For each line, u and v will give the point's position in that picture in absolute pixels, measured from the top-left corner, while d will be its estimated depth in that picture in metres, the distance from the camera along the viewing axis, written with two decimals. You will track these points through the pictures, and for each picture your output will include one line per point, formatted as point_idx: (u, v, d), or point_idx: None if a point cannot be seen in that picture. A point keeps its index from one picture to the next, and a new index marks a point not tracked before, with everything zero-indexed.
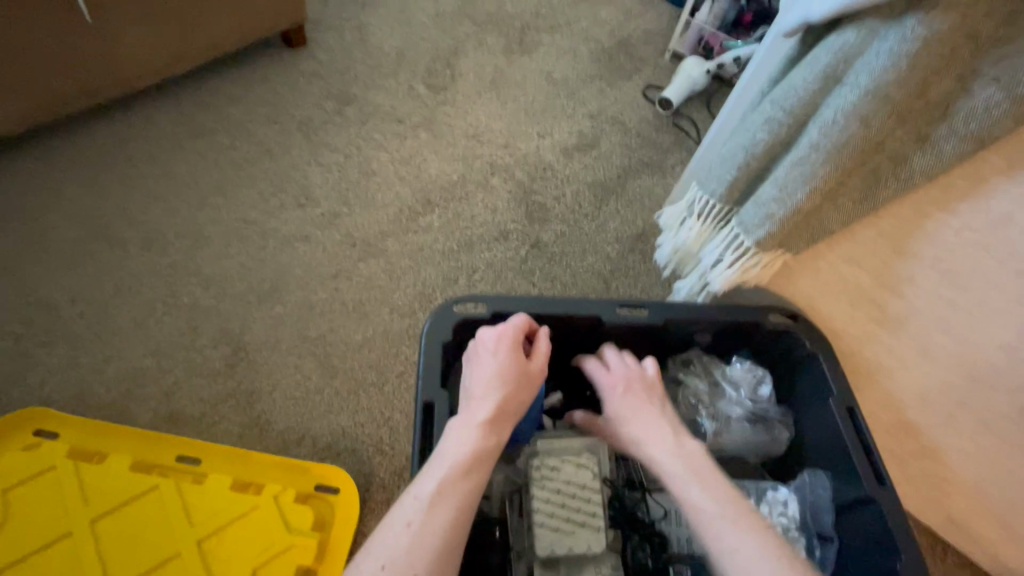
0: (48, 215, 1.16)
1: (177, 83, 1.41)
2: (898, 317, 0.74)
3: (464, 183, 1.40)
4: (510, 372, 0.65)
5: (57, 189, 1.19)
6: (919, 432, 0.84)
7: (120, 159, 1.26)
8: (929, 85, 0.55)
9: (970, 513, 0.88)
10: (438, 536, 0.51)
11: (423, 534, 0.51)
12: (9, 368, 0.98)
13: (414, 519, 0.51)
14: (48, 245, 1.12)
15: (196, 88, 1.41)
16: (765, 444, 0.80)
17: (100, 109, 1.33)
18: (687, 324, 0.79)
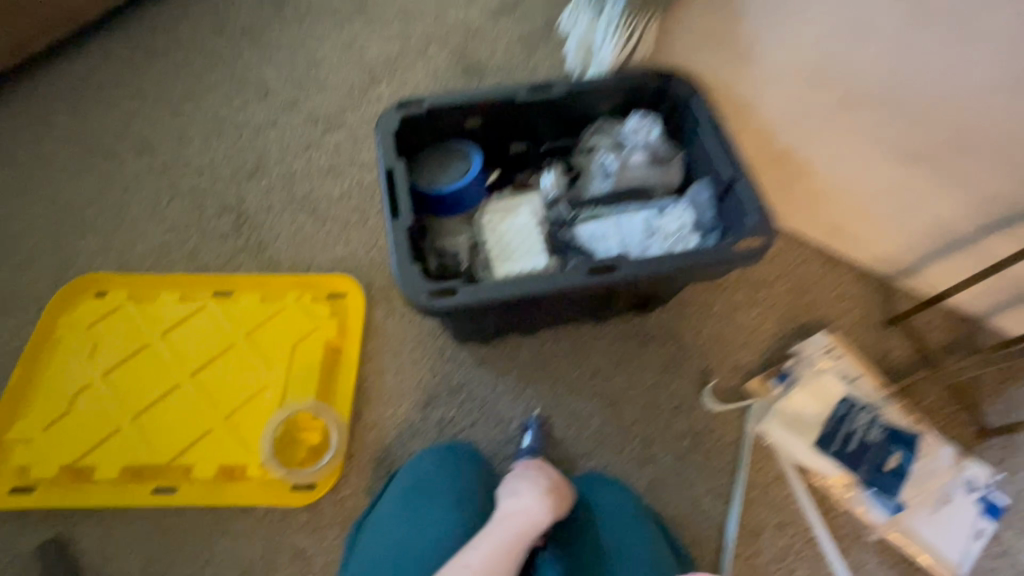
0: (48, 142, 1.32)
1: (124, 13, 1.52)
2: (745, 48, 0.93)
3: (404, 56, 1.54)
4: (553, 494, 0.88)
5: (48, 120, 1.35)
6: (789, 151, 1.05)
7: (92, 87, 1.40)
8: None
9: (841, 215, 1.11)
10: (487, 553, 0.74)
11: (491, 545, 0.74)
12: (60, 260, 1.20)
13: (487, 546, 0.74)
14: (56, 166, 1.30)
15: (143, 15, 1.52)
16: (663, 178, 1.01)
17: (63, 47, 1.45)
18: (588, 96, 1.00)
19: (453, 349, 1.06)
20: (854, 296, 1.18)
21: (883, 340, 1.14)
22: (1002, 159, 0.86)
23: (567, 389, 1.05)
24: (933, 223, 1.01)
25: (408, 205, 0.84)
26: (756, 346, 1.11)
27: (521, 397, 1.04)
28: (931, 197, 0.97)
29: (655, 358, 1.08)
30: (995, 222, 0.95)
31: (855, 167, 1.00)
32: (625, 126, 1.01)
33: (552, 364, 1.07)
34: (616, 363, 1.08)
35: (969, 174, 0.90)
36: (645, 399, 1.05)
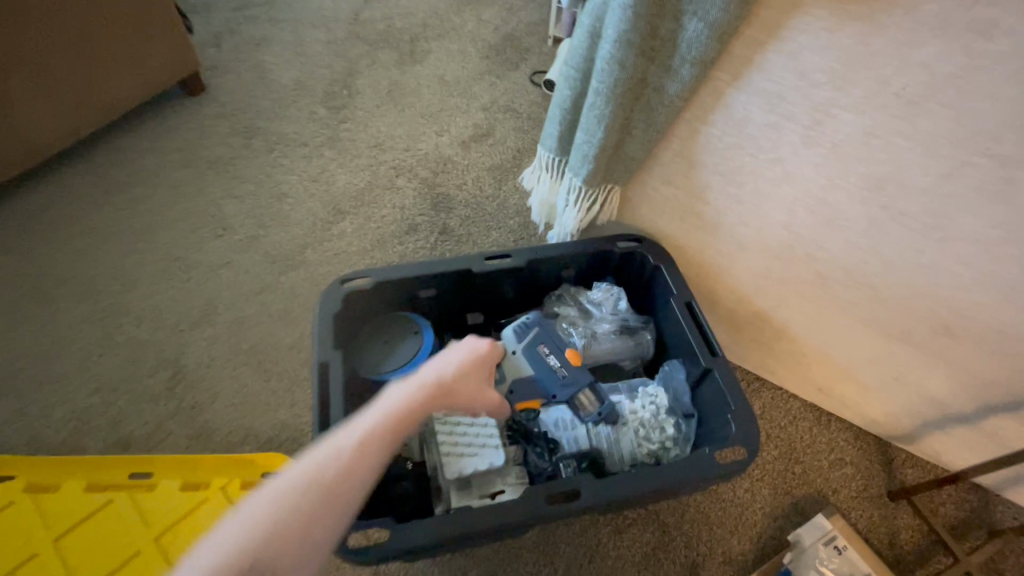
0: None
1: (88, 146, 1.49)
2: (714, 222, 0.88)
3: (372, 188, 1.51)
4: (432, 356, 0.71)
5: None
6: (767, 316, 0.98)
7: (42, 224, 1.34)
8: (658, 25, 0.68)
9: (828, 377, 1.03)
10: (311, 493, 0.48)
11: (297, 483, 0.48)
12: None
13: (289, 482, 0.48)
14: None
15: (107, 148, 1.50)
16: (634, 350, 0.93)
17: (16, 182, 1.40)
18: (551, 263, 0.93)
19: None
20: (851, 462, 1.07)
21: (888, 518, 1.02)
22: (999, 349, 0.78)
23: None
24: (930, 396, 0.93)
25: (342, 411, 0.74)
26: (748, 529, 0.98)
27: None
28: (923, 374, 0.89)
29: (635, 549, 0.95)
30: (997, 403, 0.86)
31: (838, 337, 0.93)
32: (590, 295, 0.93)
33: (516, 560, 0.92)
34: (591, 557, 0.94)
35: (960, 360, 0.83)
36: None
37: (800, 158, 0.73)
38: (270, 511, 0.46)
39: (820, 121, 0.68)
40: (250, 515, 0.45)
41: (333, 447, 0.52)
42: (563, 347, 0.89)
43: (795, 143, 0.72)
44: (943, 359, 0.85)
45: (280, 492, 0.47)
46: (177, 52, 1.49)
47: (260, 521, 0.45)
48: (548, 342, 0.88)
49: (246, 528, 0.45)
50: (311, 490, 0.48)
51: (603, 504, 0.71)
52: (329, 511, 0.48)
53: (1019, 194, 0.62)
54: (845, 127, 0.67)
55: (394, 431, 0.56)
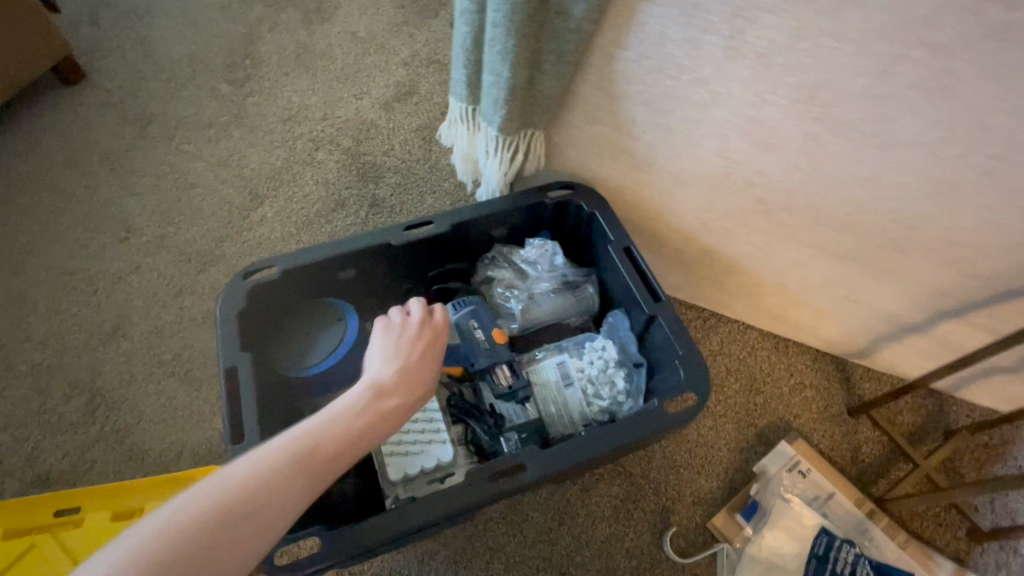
0: None
1: None
2: (646, 158, 0.81)
3: (290, 166, 1.38)
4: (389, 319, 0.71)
5: None
6: (713, 251, 0.93)
7: None
8: None
9: (781, 305, 1.00)
10: (284, 470, 0.51)
11: (256, 467, 0.50)
12: None
13: (247, 469, 0.50)
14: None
15: None
16: (579, 307, 0.89)
17: None
18: (477, 224, 0.86)
19: None
20: (812, 385, 1.06)
21: (850, 434, 1.03)
22: (944, 256, 0.75)
23: (504, 566, 0.87)
24: (880, 311, 0.91)
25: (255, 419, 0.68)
26: (715, 467, 0.97)
27: None
28: (872, 290, 0.87)
29: (604, 505, 0.93)
30: (945, 310, 0.85)
31: (786, 263, 0.89)
32: (524, 254, 0.88)
33: (482, 536, 0.89)
34: (559, 520, 0.91)
35: (906, 273, 0.81)
36: (597, 561, 0.89)
37: (725, 74, 0.66)
38: (228, 493, 0.48)
39: (741, 29, 0.61)
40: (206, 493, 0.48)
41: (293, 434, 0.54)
42: (493, 325, 0.84)
43: (718, 59, 0.65)
44: (891, 273, 0.82)
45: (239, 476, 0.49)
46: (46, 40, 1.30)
47: (239, 488, 0.49)
48: (480, 319, 0.83)
49: (204, 506, 0.47)
50: (268, 475, 0.50)
51: (549, 475, 0.66)
52: (302, 489, 0.52)
53: (955, 86, 0.57)
54: (768, 33, 0.60)
55: (352, 425, 0.58)
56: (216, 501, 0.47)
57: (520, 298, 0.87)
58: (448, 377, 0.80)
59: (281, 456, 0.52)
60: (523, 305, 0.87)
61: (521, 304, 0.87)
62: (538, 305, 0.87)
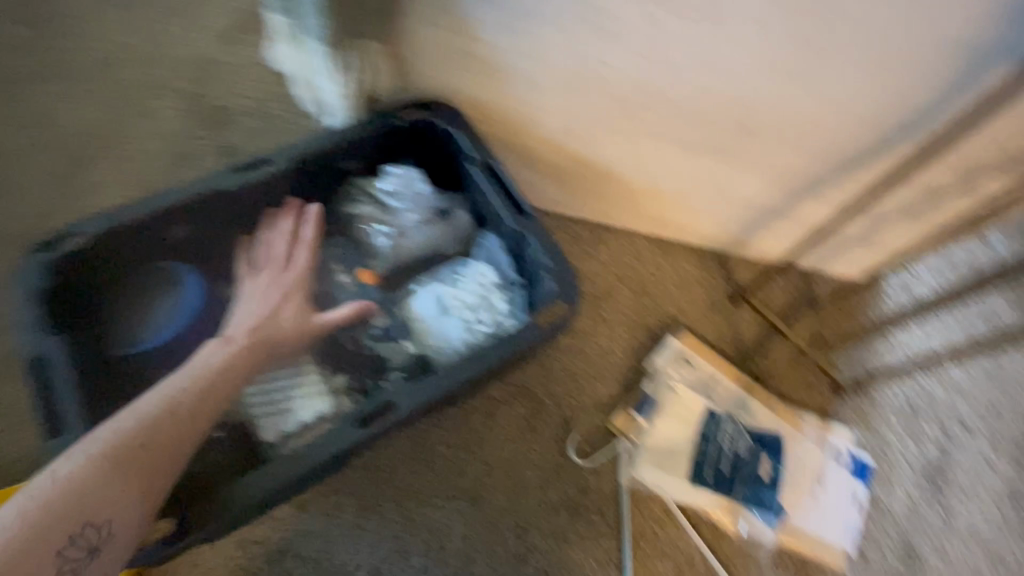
0: None
1: None
2: (495, 63, 0.75)
3: (118, 120, 1.15)
4: (260, 274, 0.74)
5: None
6: (585, 159, 0.91)
7: None
8: None
9: (660, 207, 1.01)
10: (135, 439, 0.54)
11: (111, 438, 0.54)
12: None
13: (103, 440, 0.53)
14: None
15: None
16: (451, 233, 0.83)
17: None
18: (325, 157, 0.77)
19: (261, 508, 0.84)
20: (699, 279, 1.09)
21: (730, 323, 1.07)
22: (792, 135, 0.77)
23: (417, 503, 0.88)
24: (746, 201, 0.94)
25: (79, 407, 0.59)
26: (612, 372, 1.00)
27: (362, 539, 0.85)
28: (736, 179, 0.89)
29: (509, 426, 0.94)
30: (802, 190, 0.88)
31: (655, 162, 0.88)
32: (384, 186, 0.80)
33: (392, 477, 0.88)
34: (467, 448, 0.91)
35: (764, 159, 0.82)
36: (507, 479, 0.91)
37: None
38: (87, 464, 0.52)
39: None
40: (65, 467, 0.51)
41: (150, 402, 0.57)
42: (360, 266, 0.82)
43: None
44: (750, 161, 0.84)
45: (93, 450, 0.53)
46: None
47: (75, 475, 0.51)
48: (343, 262, 0.81)
49: (64, 477, 0.51)
50: (123, 445, 0.54)
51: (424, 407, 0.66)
52: (142, 473, 0.54)
53: None
54: None
55: (212, 382, 0.62)
56: (53, 489, 0.50)
57: (386, 234, 0.81)
58: None
59: (137, 427, 0.55)
60: (392, 241, 0.82)
61: (389, 240, 0.81)
62: (408, 239, 0.82)
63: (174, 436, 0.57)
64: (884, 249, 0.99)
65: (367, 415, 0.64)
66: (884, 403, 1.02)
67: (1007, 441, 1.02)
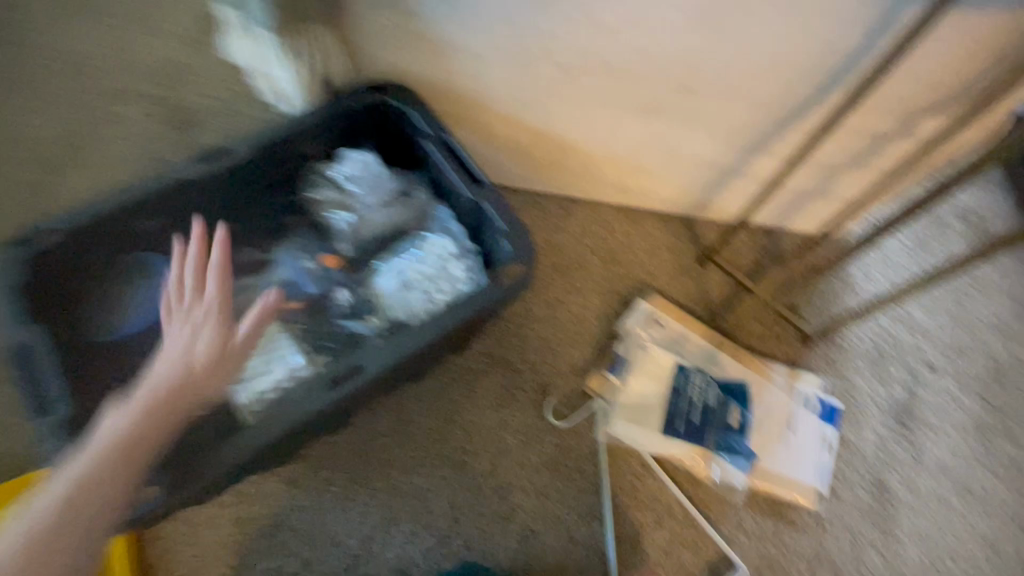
0: None
1: None
2: (439, 38, 0.77)
3: (87, 127, 1.17)
4: (166, 322, 0.66)
5: None
6: (541, 130, 0.93)
7: None
8: None
9: (620, 174, 1.03)
10: (129, 427, 0.55)
11: (105, 438, 0.54)
12: None
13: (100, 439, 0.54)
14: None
15: None
16: (413, 212, 0.86)
17: None
18: (286, 143, 0.80)
19: (252, 485, 0.88)
20: (667, 245, 1.12)
21: (700, 282, 1.10)
22: (733, 90, 0.79)
23: (401, 472, 0.91)
24: (702, 160, 0.96)
25: (59, 383, 0.63)
26: (585, 337, 1.03)
27: (351, 507, 0.89)
28: (688, 139, 0.91)
29: (488, 395, 0.97)
30: (753, 145, 0.91)
31: (608, 128, 0.91)
32: (343, 168, 0.83)
33: (376, 450, 0.92)
34: (448, 418, 0.95)
35: (710, 117, 0.85)
36: (486, 443, 0.94)
37: None
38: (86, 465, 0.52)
39: None
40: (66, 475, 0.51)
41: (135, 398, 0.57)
42: (324, 251, 0.85)
43: None
44: (697, 120, 0.86)
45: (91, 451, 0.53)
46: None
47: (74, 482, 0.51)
48: (310, 250, 0.85)
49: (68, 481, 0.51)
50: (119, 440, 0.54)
51: (391, 365, 0.70)
52: (132, 461, 0.54)
53: None
54: None
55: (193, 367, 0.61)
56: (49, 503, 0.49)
57: (348, 215, 0.85)
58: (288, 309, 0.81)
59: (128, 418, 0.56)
60: (354, 222, 0.85)
61: (352, 220, 0.85)
62: (369, 219, 0.85)
63: (164, 418, 0.57)
64: (841, 199, 1.01)
65: (338, 374, 0.69)
66: (849, 348, 1.06)
67: (972, 378, 1.06)
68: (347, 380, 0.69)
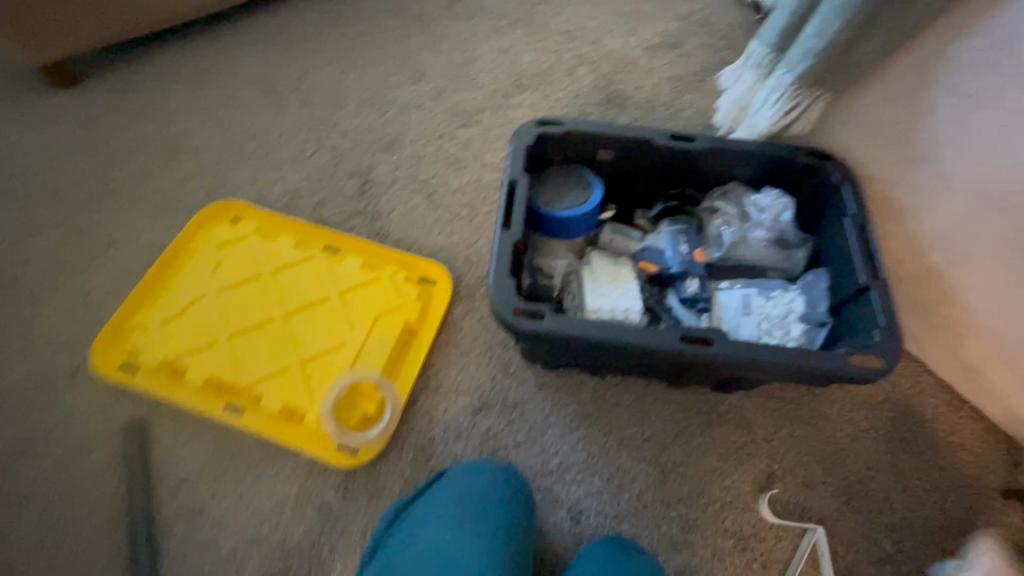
0: (174, 95, 1.37)
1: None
2: (923, 149, 0.86)
3: (554, 70, 1.47)
4: None
5: (172, 78, 1.39)
6: (940, 273, 0.93)
7: (227, 52, 1.44)
8: None
9: (986, 360, 0.96)
10: None
11: None
12: (188, 189, 1.26)
13: None
14: (229, 87, 1.39)
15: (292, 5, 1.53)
16: (782, 264, 0.97)
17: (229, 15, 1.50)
18: (731, 157, 0.97)
19: (516, 369, 1.07)
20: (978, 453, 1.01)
21: (989, 509, 0.98)
22: None
23: (618, 443, 1.01)
24: None
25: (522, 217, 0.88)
26: (838, 468, 1.00)
27: (569, 440, 1.01)
28: None
29: (721, 447, 1.01)
30: None
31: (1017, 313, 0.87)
32: (757, 198, 0.97)
33: (610, 411, 1.03)
34: (677, 434, 1.02)
35: None
36: (697, 479, 0.99)
37: None
38: None
39: None
40: None
41: None
42: (698, 245, 0.98)
43: None
44: None
45: None
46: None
47: None
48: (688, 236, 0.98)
49: None
50: None
51: (737, 361, 0.78)
52: None
53: None
54: None
55: None
56: None
57: (736, 233, 0.96)
58: (647, 273, 0.97)
59: None
60: (736, 239, 0.96)
61: (736, 237, 0.96)
62: (750, 244, 0.96)
63: None
64: None
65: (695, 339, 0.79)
66: None
67: None
68: (695, 346, 0.79)
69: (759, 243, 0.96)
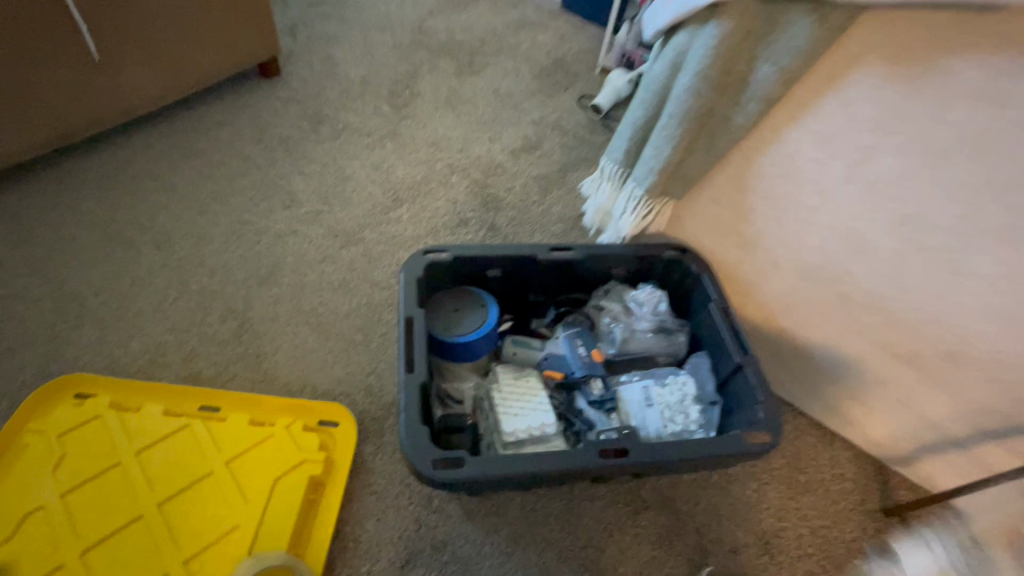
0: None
1: (127, 134, 1.45)
2: (753, 240, 1.03)
3: (429, 181, 1.53)
4: None
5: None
6: (790, 331, 1.09)
7: (66, 201, 1.30)
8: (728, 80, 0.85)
9: (842, 396, 1.11)
10: None
11: None
12: (22, 366, 1.08)
13: None
14: (69, 239, 1.25)
15: (140, 142, 1.44)
16: (668, 348, 1.06)
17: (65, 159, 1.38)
18: (606, 259, 1.06)
19: (439, 500, 1.01)
20: (857, 479, 1.15)
21: (880, 529, 1.09)
22: (990, 372, 0.91)
23: (556, 555, 0.98)
24: (930, 423, 1.03)
25: (422, 355, 0.86)
26: (754, 525, 1.07)
27: (507, 565, 0.96)
28: (928, 399, 1.00)
29: (652, 532, 1.03)
30: (989, 431, 0.97)
31: (852, 357, 1.04)
32: (636, 294, 1.05)
33: (543, 523, 1.01)
34: (609, 531, 1.02)
35: (963, 386, 0.95)
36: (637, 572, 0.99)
37: (840, 189, 0.88)
38: None
39: (860, 161, 0.84)
40: None
41: None
42: (593, 344, 1.03)
43: (838, 179, 0.88)
44: (948, 381, 0.96)
45: None
46: (255, 15, 1.45)
47: None
48: (584, 339, 1.02)
49: None
50: None
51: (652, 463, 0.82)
52: None
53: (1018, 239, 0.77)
54: (884, 169, 0.83)
55: None
56: None
57: (624, 329, 1.04)
58: (553, 381, 1.00)
59: None
60: (625, 335, 1.04)
61: (624, 333, 1.04)
62: (637, 338, 1.05)
63: None
64: None
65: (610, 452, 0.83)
66: None
67: None
68: (611, 459, 0.82)
69: (646, 335, 1.05)
